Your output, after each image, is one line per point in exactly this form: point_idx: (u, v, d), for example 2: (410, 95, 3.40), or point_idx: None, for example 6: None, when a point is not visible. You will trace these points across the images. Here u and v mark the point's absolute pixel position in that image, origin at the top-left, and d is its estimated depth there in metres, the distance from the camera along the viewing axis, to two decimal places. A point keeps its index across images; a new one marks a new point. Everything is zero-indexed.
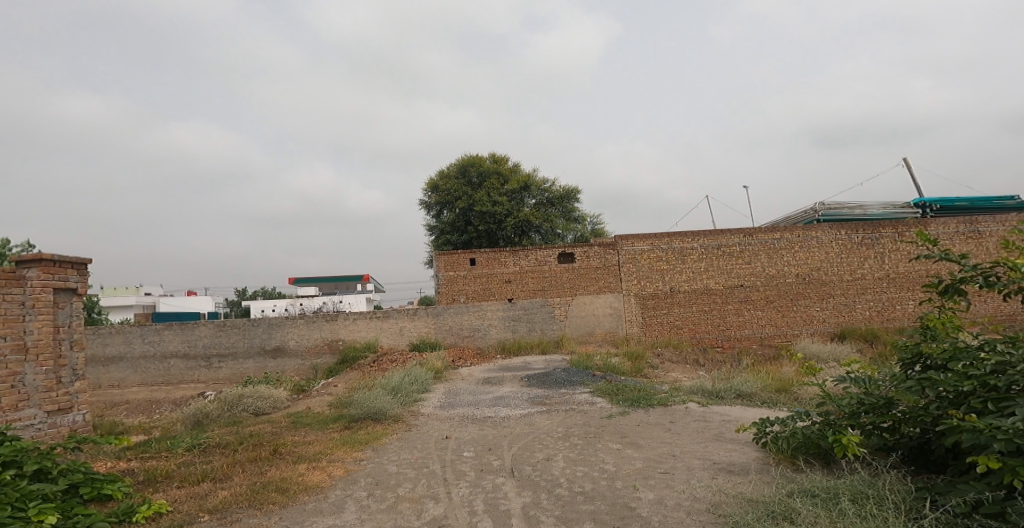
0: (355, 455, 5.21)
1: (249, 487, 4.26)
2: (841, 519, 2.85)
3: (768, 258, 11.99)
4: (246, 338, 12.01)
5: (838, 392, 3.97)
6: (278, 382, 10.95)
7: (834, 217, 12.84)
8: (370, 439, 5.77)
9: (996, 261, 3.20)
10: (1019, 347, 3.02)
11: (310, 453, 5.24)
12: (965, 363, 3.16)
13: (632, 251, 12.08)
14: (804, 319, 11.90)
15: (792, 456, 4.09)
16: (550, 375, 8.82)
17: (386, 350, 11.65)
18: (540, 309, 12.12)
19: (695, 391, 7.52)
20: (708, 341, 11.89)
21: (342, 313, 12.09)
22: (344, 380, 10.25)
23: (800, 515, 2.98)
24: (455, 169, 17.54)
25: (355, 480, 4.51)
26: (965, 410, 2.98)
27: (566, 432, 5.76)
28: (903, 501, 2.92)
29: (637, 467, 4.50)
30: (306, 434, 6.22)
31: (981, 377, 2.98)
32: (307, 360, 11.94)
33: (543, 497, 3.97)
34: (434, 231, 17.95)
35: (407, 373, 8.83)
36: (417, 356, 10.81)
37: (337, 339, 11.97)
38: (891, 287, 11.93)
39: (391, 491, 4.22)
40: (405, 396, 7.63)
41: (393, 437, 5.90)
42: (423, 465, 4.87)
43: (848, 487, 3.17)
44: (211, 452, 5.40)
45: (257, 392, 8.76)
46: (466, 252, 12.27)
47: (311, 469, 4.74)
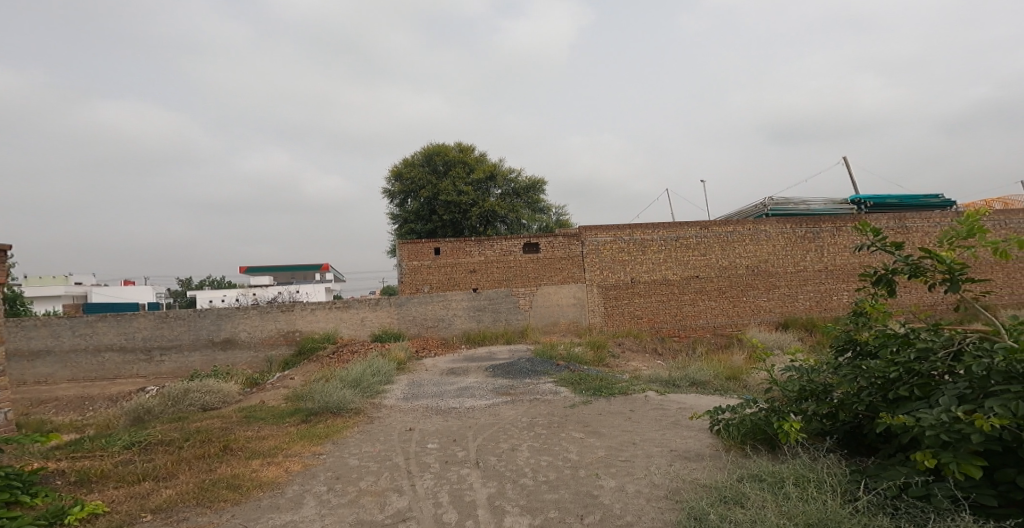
0: (313, 449, 5.05)
1: (196, 484, 4.07)
2: (784, 502, 3.00)
3: (722, 250, 12.44)
4: (192, 330, 11.41)
5: (783, 379, 4.17)
6: (229, 375, 10.48)
7: (782, 212, 13.49)
8: (330, 433, 5.62)
9: (926, 253, 3.41)
10: (941, 334, 3.28)
11: (263, 449, 5.04)
12: (893, 350, 3.41)
13: (596, 243, 12.26)
14: (753, 308, 12.47)
15: (741, 442, 4.28)
16: (515, 365, 8.84)
17: (346, 342, 11.36)
18: (504, 299, 12.13)
19: (654, 380, 7.76)
20: (666, 330, 12.24)
21: (299, 303, 11.70)
22: (301, 372, 9.92)
23: (750, 500, 3.12)
24: (420, 157, 17.28)
25: (314, 474, 4.38)
26: (894, 396, 3.20)
27: (531, 423, 5.80)
28: (839, 484, 3.09)
29: (599, 456, 4.59)
30: (260, 429, 5.99)
31: (907, 364, 3.22)
32: (261, 352, 11.49)
33: (508, 488, 3.98)
34: (397, 220, 17.59)
35: (368, 364, 8.63)
36: (379, 347, 10.62)
37: (294, 331, 11.57)
38: (829, 279, 12.65)
39: (352, 485, 4.13)
40: (366, 387, 7.47)
41: (353, 430, 5.77)
42: (385, 458, 4.78)
43: (792, 472, 3.35)
44: (152, 450, 5.10)
45: (205, 386, 8.32)
46: (431, 242, 12.01)
47: (265, 465, 4.56)
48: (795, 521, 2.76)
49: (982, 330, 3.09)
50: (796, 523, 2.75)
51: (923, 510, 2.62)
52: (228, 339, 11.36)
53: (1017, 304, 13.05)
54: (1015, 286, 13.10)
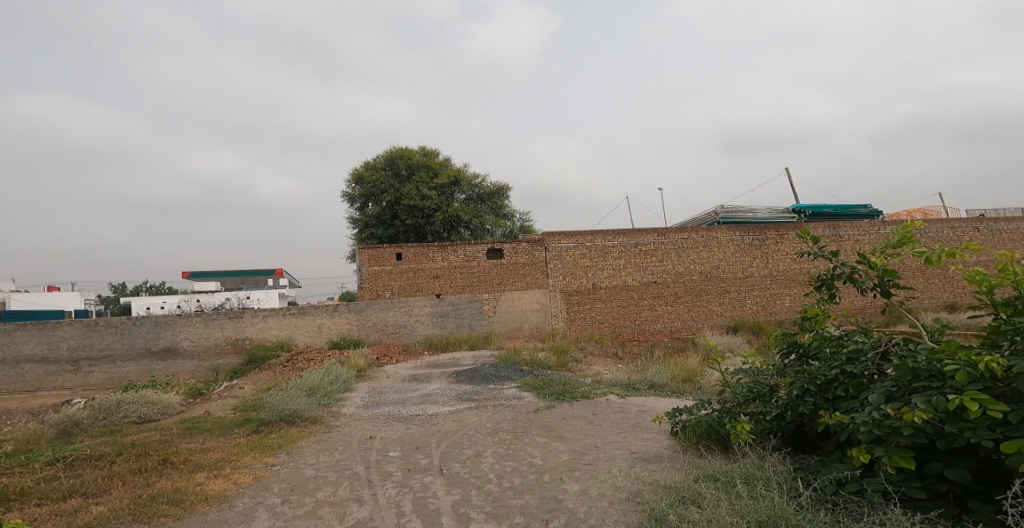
0: (265, 460, 4.84)
1: (132, 500, 3.83)
2: (736, 501, 3.12)
3: (678, 256, 12.86)
4: (126, 339, 10.72)
5: (734, 381, 4.35)
6: (169, 386, 9.87)
7: (733, 220, 14.12)
8: (283, 443, 5.40)
9: (860, 259, 3.64)
10: (870, 336, 3.51)
11: (209, 461, 4.79)
12: (830, 352, 3.62)
13: (559, 249, 12.40)
14: (706, 313, 12.93)
15: (697, 443, 4.43)
16: (479, 371, 8.79)
17: (301, 349, 10.97)
18: (468, 305, 12.07)
19: (615, 384, 7.91)
20: (626, 335, 12.51)
21: (251, 309, 11.22)
22: (251, 381, 9.48)
23: (705, 499, 3.22)
24: (382, 161, 17.03)
25: (266, 486, 4.20)
26: (832, 396, 3.40)
27: (495, 428, 5.78)
28: (784, 481, 3.24)
29: (563, 460, 4.63)
30: (205, 441, 5.69)
31: (842, 365, 3.43)
32: (206, 361, 10.93)
33: (473, 494, 3.95)
34: (356, 224, 17.22)
35: (325, 372, 8.36)
36: (337, 354, 10.32)
37: (242, 338, 11.09)
38: (774, 284, 13.30)
39: (309, 496, 3.99)
40: (323, 396, 7.24)
41: (309, 440, 5.57)
42: (345, 468, 4.64)
43: (742, 471, 3.49)
44: (80, 466, 4.75)
45: (141, 397, 7.82)
46: (393, 247, 11.80)
47: (212, 478, 4.34)
48: (748, 519, 2.87)
49: (905, 332, 3.33)
50: (747, 520, 2.86)
51: (859, 504, 2.77)
52: (169, 348, 10.74)
53: (938, 307, 14.16)
54: (935, 291, 14.20)
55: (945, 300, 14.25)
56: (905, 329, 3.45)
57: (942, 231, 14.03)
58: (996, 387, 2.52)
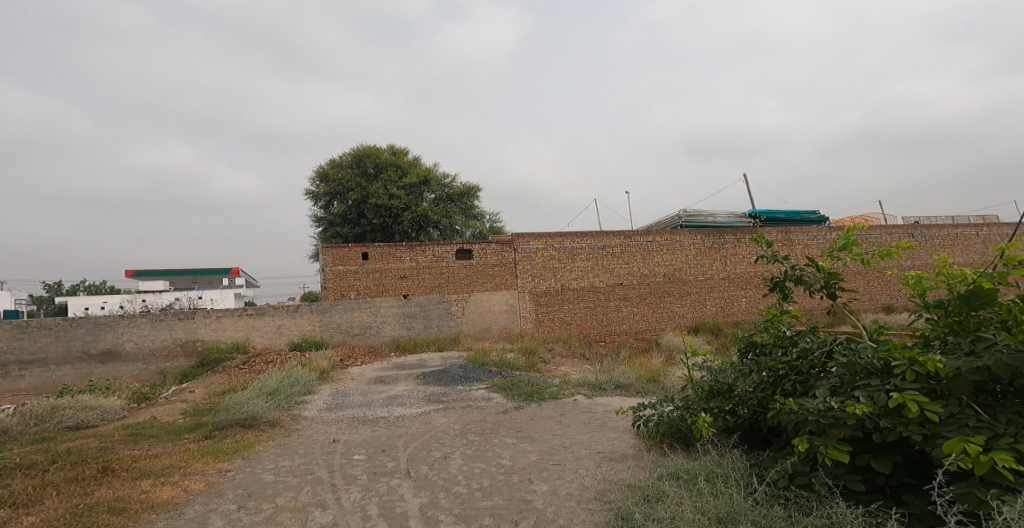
0: (218, 466, 4.64)
1: (69, 510, 3.60)
2: (697, 498, 3.19)
3: (643, 259, 13.12)
4: (62, 341, 10.08)
5: (695, 380, 4.47)
6: (110, 390, 9.33)
7: (695, 223, 14.54)
8: (239, 448, 5.20)
9: (809, 262, 3.79)
10: (818, 335, 3.67)
11: (156, 468, 4.56)
12: (781, 350, 3.76)
13: (528, 250, 12.45)
14: (669, 314, 13.23)
15: (661, 440, 4.52)
16: (447, 373, 8.71)
17: (259, 350, 10.60)
18: (436, 306, 11.95)
19: (583, 384, 7.98)
20: (593, 336, 12.66)
21: (205, 309, 10.76)
22: (204, 384, 9.08)
23: (668, 497, 3.29)
24: (349, 159, 16.71)
25: (220, 493, 4.03)
26: (782, 393, 3.54)
27: (463, 430, 5.73)
28: (741, 477, 3.34)
29: (531, 461, 4.63)
30: (151, 447, 5.41)
31: (791, 363, 3.58)
32: (152, 364, 10.39)
33: (441, 497, 3.90)
34: (321, 223, 16.80)
35: (285, 374, 8.08)
36: (298, 356, 10.02)
37: (193, 340, 10.62)
38: (732, 286, 13.75)
39: (267, 501, 3.85)
40: (283, 398, 7.00)
41: (268, 444, 5.38)
42: (306, 472, 4.51)
43: (703, 468, 3.57)
44: (10, 476, 4.43)
45: (79, 403, 7.38)
46: (358, 246, 11.57)
47: (160, 485, 4.13)
48: (708, 516, 2.94)
49: (849, 332, 3.50)
50: (707, 517, 2.93)
51: (808, 498, 2.88)
52: (110, 350, 10.17)
53: (878, 307, 14.99)
54: (874, 292, 15.03)
55: (883, 302, 15.10)
56: (849, 328, 3.61)
57: (881, 236, 14.88)
58: (932, 384, 2.63)
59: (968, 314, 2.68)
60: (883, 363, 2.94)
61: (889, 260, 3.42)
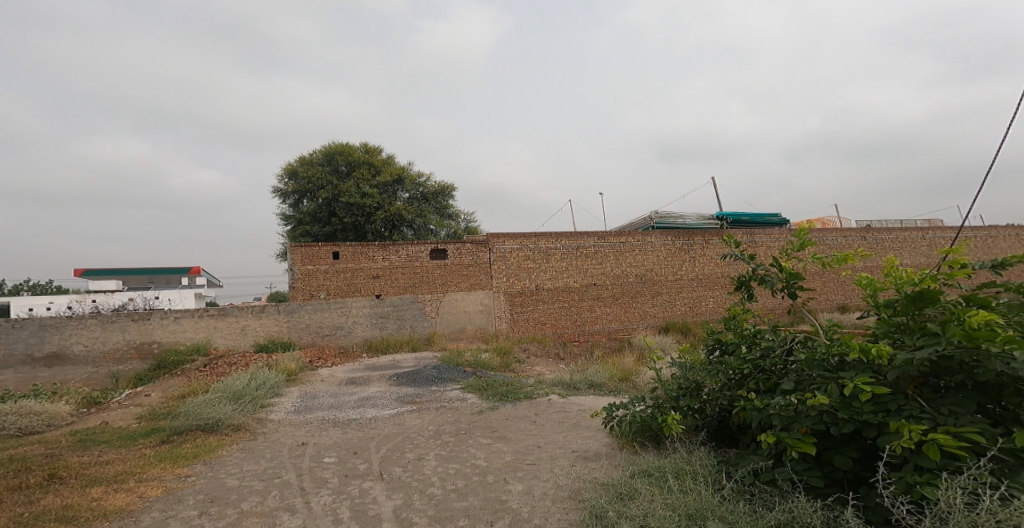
0: (178, 471, 4.47)
1: (12, 520, 3.41)
2: (669, 495, 3.25)
3: (616, 259, 13.29)
4: (4, 344, 9.54)
5: (665, 378, 4.55)
6: (57, 395, 8.85)
7: (666, 225, 14.83)
8: (200, 453, 5.02)
9: (772, 262, 3.91)
10: (779, 333, 3.78)
11: (110, 475, 4.36)
12: (745, 349, 3.86)
13: (503, 250, 12.45)
14: (641, 314, 13.44)
15: (633, 439, 4.59)
16: (420, 373, 8.62)
17: (222, 352, 10.26)
18: (409, 306, 11.82)
19: (557, 384, 8.02)
20: (567, 335, 12.75)
21: (162, 310, 10.35)
22: (161, 388, 8.73)
23: (640, 495, 3.34)
24: (320, 156, 16.39)
25: (180, 499, 3.88)
26: (747, 391, 3.64)
27: (438, 431, 5.69)
28: (709, 475, 3.41)
29: (506, 461, 4.63)
30: (104, 454, 5.16)
31: (755, 361, 3.68)
32: (103, 367, 9.94)
33: (415, 498, 3.86)
34: (289, 221, 16.40)
35: (251, 376, 7.80)
36: (264, 358, 9.74)
37: (150, 342, 10.20)
38: (701, 287, 14.06)
39: (231, 507, 3.73)
40: (249, 401, 6.80)
41: (231, 448, 5.22)
42: (273, 476, 4.39)
43: (673, 466, 3.64)
44: None
45: (23, 408, 6.98)
46: (328, 245, 11.34)
47: (114, 492, 3.96)
48: (679, 513, 2.99)
49: (806, 330, 3.62)
50: (678, 514, 2.98)
51: (772, 494, 2.97)
52: (57, 353, 9.67)
53: (832, 307, 15.61)
54: (830, 293, 15.64)
55: (838, 301, 15.74)
56: (807, 328, 3.70)
57: (836, 239, 15.51)
58: (880, 378, 2.74)
59: (915, 313, 2.77)
60: (837, 360, 3.05)
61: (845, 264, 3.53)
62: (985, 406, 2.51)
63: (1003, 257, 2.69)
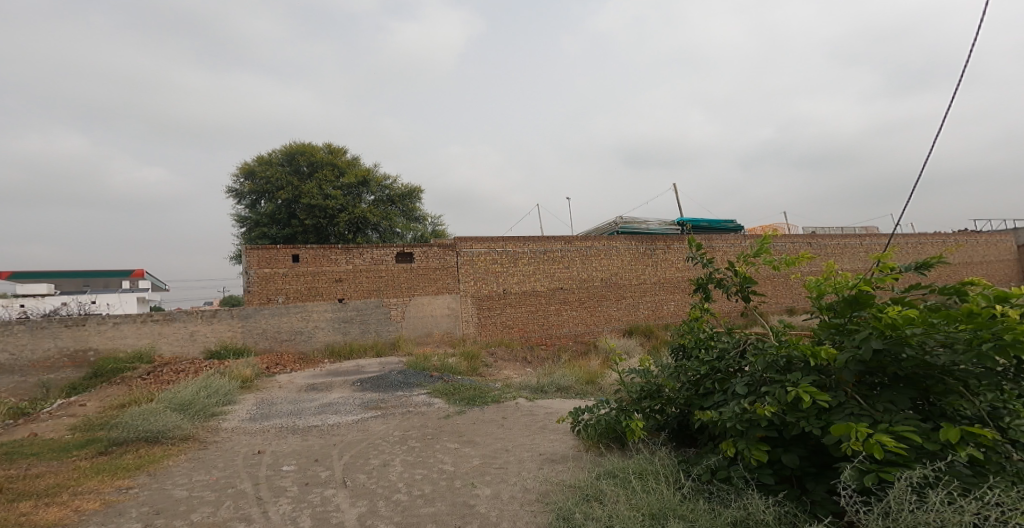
0: (119, 484, 4.24)
1: None
2: (633, 495, 3.30)
3: (582, 263, 13.46)
4: None
5: (628, 381, 4.63)
6: None
7: (631, 230, 15.15)
8: (144, 464, 4.77)
9: (729, 267, 4.05)
10: (735, 335, 3.92)
11: (43, 488, 4.09)
12: (703, 351, 3.99)
13: (470, 254, 12.40)
14: (606, 317, 13.64)
15: (598, 441, 4.64)
16: (385, 379, 8.47)
17: (168, 359, 9.76)
18: (374, 311, 11.61)
19: (524, 388, 8.04)
20: (535, 339, 12.79)
21: (99, 315, 9.76)
22: (98, 397, 8.22)
23: (606, 496, 3.38)
24: (280, 156, 15.96)
25: (122, 512, 3.68)
26: (704, 391, 3.75)
27: (403, 436, 5.59)
28: (671, 474, 3.49)
29: (474, 465, 4.60)
30: (34, 467, 4.83)
31: (712, 363, 3.80)
32: (31, 377, 9.21)
33: (381, 505, 3.78)
34: (246, 223, 15.87)
35: (202, 383, 7.48)
36: (215, 365, 9.34)
37: (85, 350, 9.59)
38: (663, 291, 14.41)
39: (181, 519, 3.56)
40: (199, 410, 6.50)
41: (179, 458, 4.98)
42: (227, 486, 4.21)
43: (637, 466, 3.70)
44: None
45: None
46: (287, 248, 11.02)
47: (47, 506, 3.72)
48: (642, 513, 3.04)
49: (759, 332, 3.77)
50: (642, 514, 3.03)
51: (728, 491, 3.06)
52: None
53: (782, 309, 16.29)
54: (781, 296, 16.32)
55: (788, 304, 16.43)
56: (759, 330, 3.86)
57: (786, 245, 16.23)
58: (822, 377, 2.88)
59: (852, 314, 2.93)
60: (784, 360, 3.19)
61: (794, 266, 3.69)
62: (916, 402, 2.67)
63: (926, 260, 2.92)
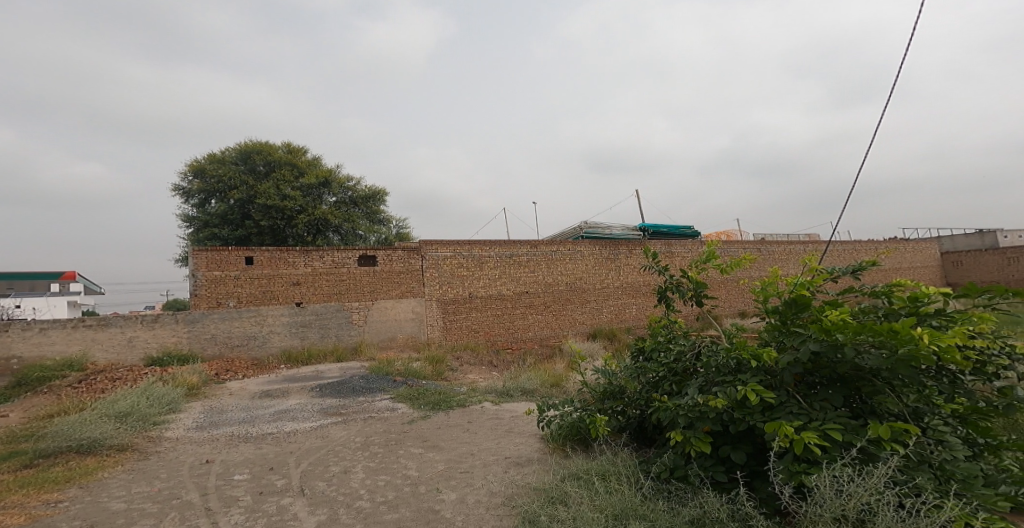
0: (48, 497, 3.94)
1: None
2: (596, 497, 3.30)
3: (548, 267, 13.54)
4: None
5: (591, 382, 4.67)
6: None
7: (595, 235, 15.36)
8: (76, 476, 4.45)
9: (683, 273, 4.14)
10: (691, 339, 4.01)
11: None
12: (660, 353, 4.06)
13: (436, 257, 12.27)
14: (571, 321, 13.75)
15: (563, 443, 4.63)
16: (346, 384, 8.24)
17: (103, 366, 9.17)
18: (334, 314, 11.30)
19: (489, 391, 7.98)
20: (501, 343, 12.75)
21: (24, 320, 9.12)
22: (21, 408, 7.59)
23: (571, 498, 3.36)
24: (234, 155, 15.41)
25: None
26: (662, 391, 3.81)
27: (365, 442, 5.44)
28: (632, 474, 3.52)
29: (439, 470, 4.51)
30: None
31: (669, 364, 3.87)
32: None
33: (342, 513, 3.65)
34: (194, 223, 15.18)
35: (142, 391, 7.04)
36: (155, 372, 8.82)
37: (10, 357, 8.89)
38: (626, 294, 14.65)
39: None
40: (139, 418, 6.14)
41: (116, 469, 4.67)
42: (171, 497, 3.98)
43: (600, 467, 3.71)
44: None
45: None
46: (240, 250, 10.60)
47: None
48: (605, 514, 3.05)
49: (712, 336, 3.87)
50: (605, 515, 3.04)
51: (686, 490, 3.10)
52: None
53: (734, 312, 16.90)
54: (735, 300, 16.92)
55: (742, 308, 17.06)
56: (713, 332, 3.97)
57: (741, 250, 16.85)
58: (767, 376, 2.97)
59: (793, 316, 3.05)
60: (734, 361, 3.28)
61: (740, 269, 3.81)
62: (850, 399, 2.78)
63: (860, 263, 3.06)
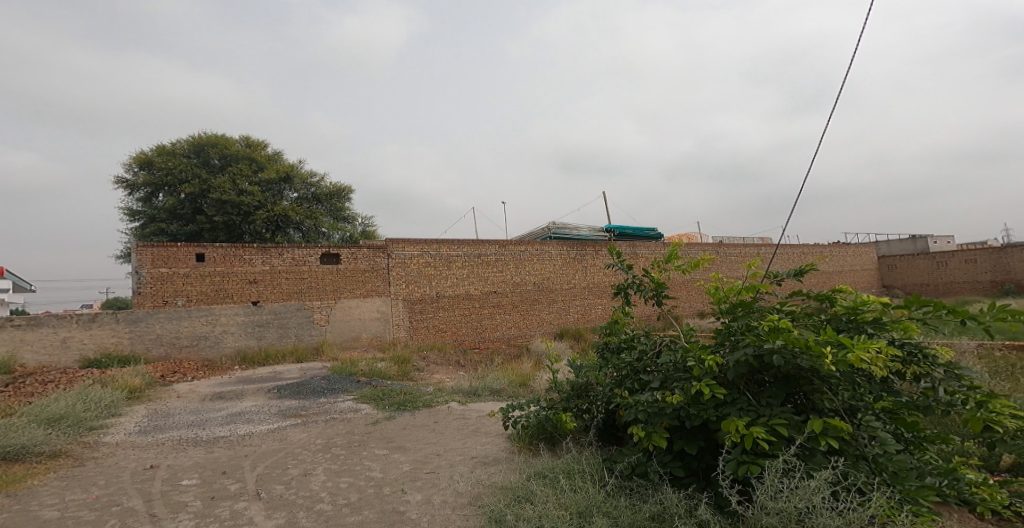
0: None
1: None
2: (561, 495, 3.32)
3: (516, 267, 13.57)
4: None
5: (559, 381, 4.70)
6: None
7: (562, 235, 15.50)
8: (3, 484, 4.15)
9: (645, 272, 4.21)
10: (653, 337, 4.08)
11: None
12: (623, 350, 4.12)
13: (402, 256, 12.10)
14: (538, 321, 13.82)
15: (530, 441, 4.64)
16: (308, 385, 8.02)
17: (32, 369, 8.57)
18: (295, 314, 10.99)
19: (456, 391, 7.93)
20: (467, 343, 12.69)
21: None
22: None
23: (536, 496, 3.37)
24: (185, 147, 14.78)
25: None
26: (625, 388, 3.87)
27: (327, 444, 5.29)
28: (596, 471, 3.55)
29: (404, 471, 4.45)
30: None
31: (631, 362, 3.93)
32: None
33: (301, 516, 3.55)
34: (140, 218, 14.47)
35: (78, 394, 6.61)
36: (94, 375, 8.31)
37: None
38: (592, 295, 14.84)
39: None
40: (73, 424, 5.77)
41: (46, 477, 4.37)
42: (111, 504, 3.77)
43: (566, 466, 3.73)
44: None
45: None
46: (190, 246, 10.19)
47: None
48: (570, 512, 3.07)
49: (671, 333, 3.94)
50: (570, 513, 3.06)
51: (646, 486, 3.15)
52: None
53: (694, 313, 17.40)
54: (694, 301, 17.44)
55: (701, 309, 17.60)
56: (673, 330, 4.04)
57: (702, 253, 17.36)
58: (719, 373, 3.05)
59: (744, 317, 3.15)
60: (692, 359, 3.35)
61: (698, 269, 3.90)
62: (794, 395, 2.88)
63: (802, 266, 3.16)
